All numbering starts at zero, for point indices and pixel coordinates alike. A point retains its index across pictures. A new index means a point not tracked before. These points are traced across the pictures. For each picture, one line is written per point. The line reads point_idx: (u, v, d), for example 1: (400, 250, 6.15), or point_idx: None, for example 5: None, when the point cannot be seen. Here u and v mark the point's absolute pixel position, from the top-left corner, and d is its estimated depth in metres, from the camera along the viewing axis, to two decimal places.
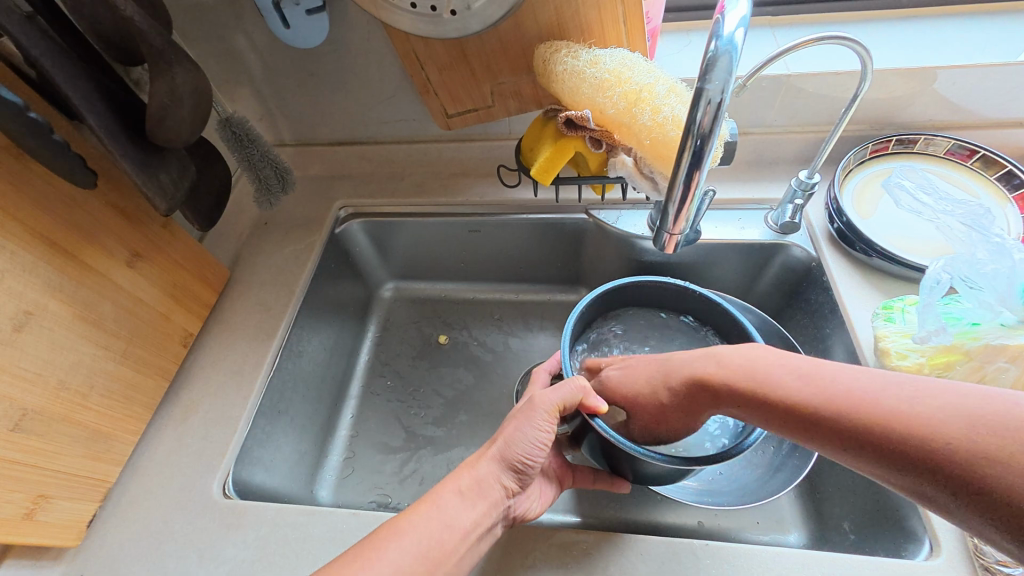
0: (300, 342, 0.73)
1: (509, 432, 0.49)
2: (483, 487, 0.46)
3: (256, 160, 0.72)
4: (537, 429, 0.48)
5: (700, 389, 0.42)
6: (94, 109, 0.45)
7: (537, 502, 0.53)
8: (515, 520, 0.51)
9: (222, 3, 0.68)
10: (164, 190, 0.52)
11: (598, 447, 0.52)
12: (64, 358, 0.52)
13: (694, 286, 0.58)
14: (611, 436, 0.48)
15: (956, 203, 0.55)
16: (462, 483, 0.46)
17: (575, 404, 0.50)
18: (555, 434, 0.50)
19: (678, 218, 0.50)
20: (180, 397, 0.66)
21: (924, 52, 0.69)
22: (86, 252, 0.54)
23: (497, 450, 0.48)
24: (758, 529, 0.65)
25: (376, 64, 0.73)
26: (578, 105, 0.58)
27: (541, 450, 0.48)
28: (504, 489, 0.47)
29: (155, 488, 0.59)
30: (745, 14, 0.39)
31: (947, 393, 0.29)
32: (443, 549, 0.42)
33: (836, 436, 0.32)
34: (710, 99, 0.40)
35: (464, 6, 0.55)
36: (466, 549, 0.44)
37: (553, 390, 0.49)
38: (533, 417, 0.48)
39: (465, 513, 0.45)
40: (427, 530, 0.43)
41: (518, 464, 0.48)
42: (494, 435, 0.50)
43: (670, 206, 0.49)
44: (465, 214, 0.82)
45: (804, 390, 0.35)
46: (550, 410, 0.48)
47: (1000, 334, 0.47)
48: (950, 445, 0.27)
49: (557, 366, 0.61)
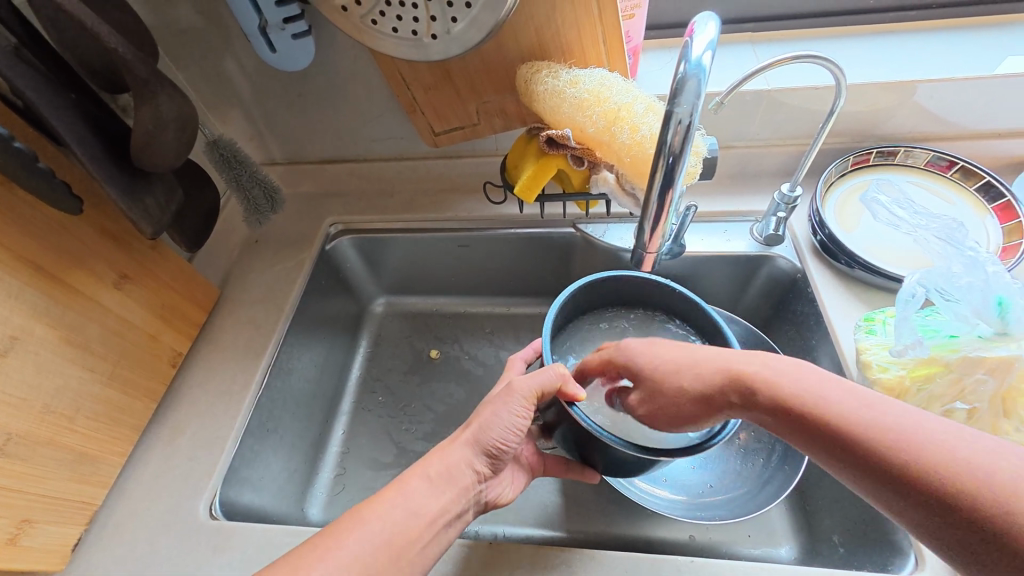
0: (290, 360, 0.74)
1: (484, 417, 0.48)
2: (453, 474, 0.46)
3: (245, 181, 0.73)
4: (513, 415, 0.47)
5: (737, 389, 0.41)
6: (77, 135, 0.45)
7: (510, 488, 0.53)
8: (489, 506, 0.51)
9: (210, 28, 0.69)
10: (150, 214, 0.52)
11: (571, 439, 0.49)
12: (50, 382, 0.52)
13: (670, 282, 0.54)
14: (589, 425, 0.45)
15: (932, 217, 0.53)
16: (432, 468, 0.46)
17: (553, 391, 0.47)
18: (531, 418, 0.48)
19: (654, 234, 0.50)
20: (168, 418, 0.66)
21: (901, 66, 0.71)
22: (74, 275, 0.54)
23: (471, 433, 0.48)
24: (750, 543, 0.65)
25: (364, 84, 0.74)
26: (560, 124, 0.58)
27: (515, 435, 0.48)
28: (475, 473, 0.47)
29: (143, 508, 0.59)
30: (713, 38, 0.39)
31: (988, 451, 0.32)
32: (407, 548, 0.42)
33: (873, 471, 0.34)
34: (681, 120, 0.40)
35: (444, 29, 0.53)
36: (433, 540, 0.44)
37: (530, 375, 0.47)
38: (508, 400, 0.47)
39: (432, 500, 0.44)
40: (392, 517, 0.42)
41: (492, 449, 0.47)
42: (468, 419, 0.50)
43: (645, 220, 0.49)
44: (453, 229, 0.83)
45: (845, 429, 0.35)
46: (528, 396, 0.46)
47: (978, 346, 0.47)
48: (998, 503, 0.30)
49: (532, 355, 0.60)
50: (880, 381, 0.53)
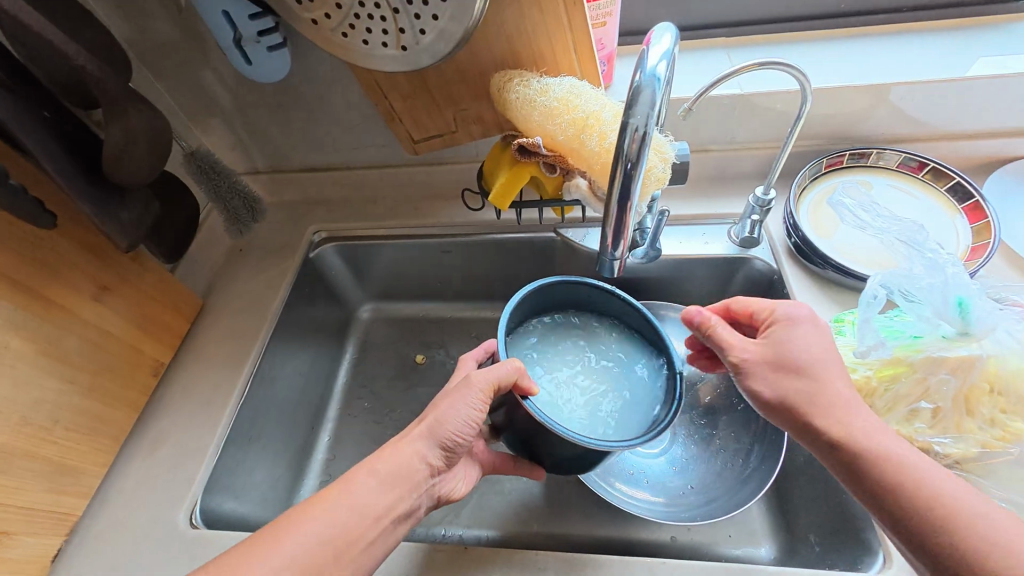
0: (273, 368, 0.74)
1: (441, 410, 0.47)
2: (406, 470, 0.45)
3: (224, 191, 0.76)
4: (469, 408, 0.47)
5: (835, 410, 0.44)
6: (48, 152, 0.46)
7: (462, 483, 0.54)
8: (442, 501, 0.51)
9: (188, 41, 0.70)
10: (124, 228, 0.53)
11: (521, 434, 0.50)
12: (27, 395, 0.53)
13: (616, 290, 0.57)
14: (543, 417, 0.46)
15: (894, 220, 0.55)
16: (383, 464, 0.45)
17: (510, 385, 0.47)
18: (486, 411, 0.48)
19: (620, 240, 0.48)
20: (150, 428, 0.67)
21: (874, 69, 0.72)
22: (52, 289, 0.55)
23: (426, 427, 0.47)
24: (731, 543, 0.65)
25: (343, 94, 0.75)
26: (531, 132, 0.59)
27: (471, 427, 0.48)
28: (429, 467, 0.47)
29: (123, 517, 0.60)
30: (668, 49, 0.40)
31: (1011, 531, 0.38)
32: (352, 545, 0.42)
33: (907, 512, 0.40)
34: (636, 128, 0.40)
35: (414, 41, 0.54)
36: (380, 537, 0.43)
37: (488, 369, 0.47)
38: (465, 392, 0.47)
39: (380, 498, 0.43)
40: (337, 515, 0.42)
41: (447, 443, 0.47)
42: (424, 412, 0.49)
43: (608, 229, 0.47)
44: (435, 236, 0.83)
45: (894, 445, 0.42)
46: (485, 389, 0.46)
47: (942, 346, 0.48)
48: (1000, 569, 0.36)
49: (483, 355, 0.59)
50: (849, 382, 0.53)
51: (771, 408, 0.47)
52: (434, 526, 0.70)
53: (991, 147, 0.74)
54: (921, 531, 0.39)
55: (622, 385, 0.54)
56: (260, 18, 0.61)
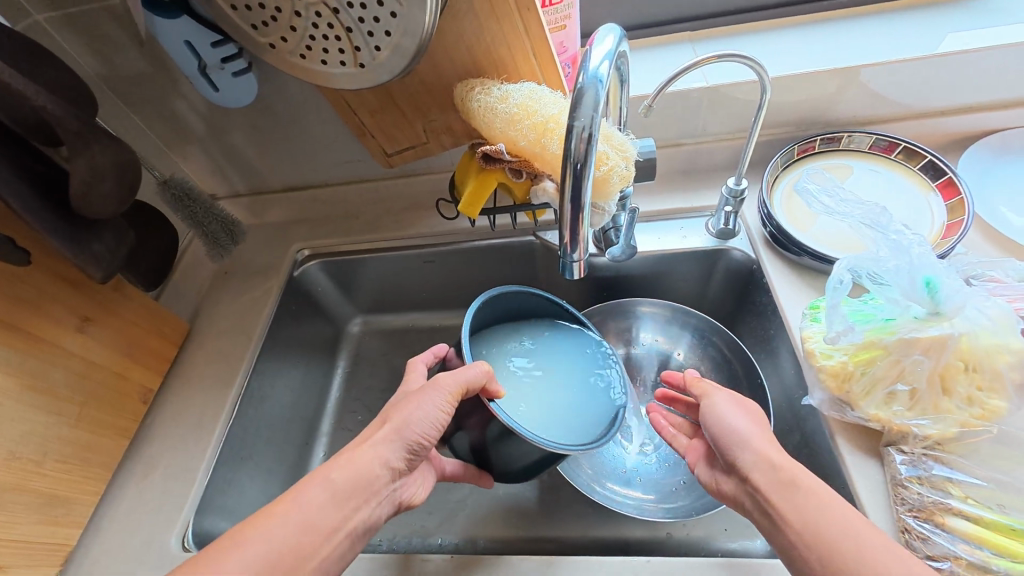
0: (262, 387, 0.75)
1: (407, 412, 0.48)
2: (366, 477, 0.46)
3: (201, 217, 0.78)
4: (437, 410, 0.48)
5: (754, 435, 0.47)
6: (15, 192, 0.48)
7: (423, 488, 0.54)
8: (402, 507, 0.51)
9: (159, 72, 0.71)
10: (98, 259, 0.54)
11: (478, 441, 0.51)
12: (14, 429, 0.53)
13: (563, 303, 0.61)
14: (508, 420, 0.46)
15: (857, 204, 0.55)
16: (340, 475, 0.45)
17: (478, 389, 0.48)
18: (453, 413, 0.50)
19: (577, 239, 0.46)
20: (141, 454, 0.67)
21: (840, 52, 0.71)
22: (33, 323, 0.56)
23: (393, 429, 0.48)
24: (727, 537, 0.65)
25: (314, 113, 0.76)
26: (495, 139, 0.60)
27: (437, 428, 0.49)
28: (391, 472, 0.48)
29: (118, 544, 0.60)
30: (611, 49, 0.41)
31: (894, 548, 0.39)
32: (306, 558, 0.42)
33: (800, 523, 0.41)
34: (581, 129, 0.40)
35: (371, 57, 0.55)
36: (334, 551, 0.43)
37: (458, 371, 0.48)
38: (433, 393, 0.48)
39: (333, 512, 0.44)
40: (282, 534, 0.41)
41: (415, 444, 0.48)
42: (387, 416, 0.50)
43: (563, 232, 0.46)
44: (418, 246, 0.84)
45: (796, 464, 0.44)
46: (454, 391, 0.47)
47: (914, 327, 0.48)
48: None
49: (432, 360, 0.61)
50: (824, 368, 0.53)
51: (724, 434, 0.48)
52: (430, 536, 0.70)
53: (966, 122, 0.73)
54: (833, 539, 0.40)
55: (536, 410, 0.53)
56: (223, 45, 0.62)
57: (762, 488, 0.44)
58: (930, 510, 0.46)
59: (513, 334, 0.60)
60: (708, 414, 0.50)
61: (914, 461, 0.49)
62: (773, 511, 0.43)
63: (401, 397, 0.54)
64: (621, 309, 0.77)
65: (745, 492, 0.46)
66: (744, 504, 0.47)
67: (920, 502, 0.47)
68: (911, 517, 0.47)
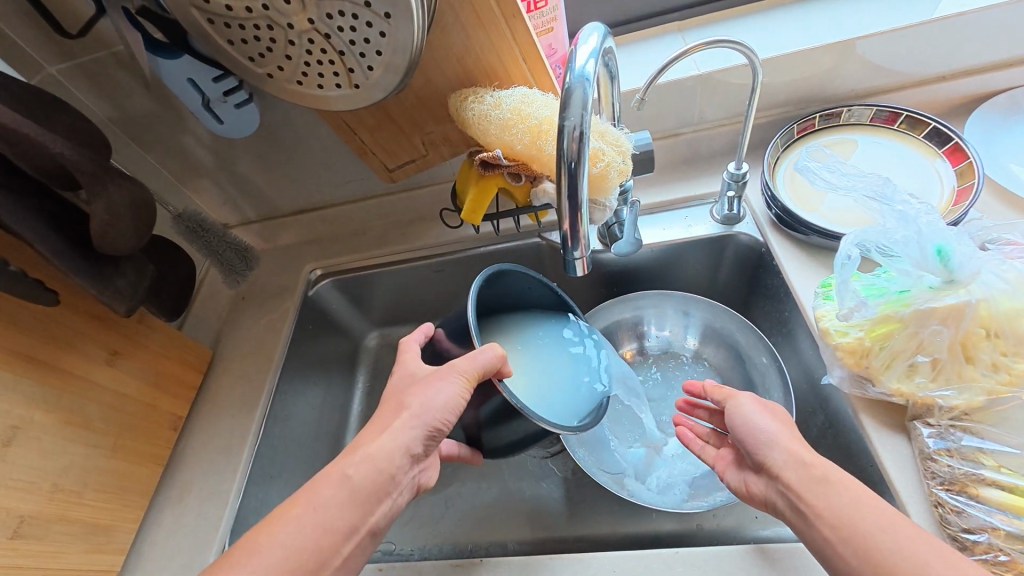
0: (285, 407, 0.77)
1: (425, 397, 0.49)
2: (385, 479, 0.47)
3: (217, 246, 0.83)
4: (451, 406, 0.49)
5: (782, 437, 0.47)
6: (40, 235, 0.50)
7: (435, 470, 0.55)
8: (420, 490, 0.53)
9: (165, 111, 0.74)
10: (121, 295, 0.57)
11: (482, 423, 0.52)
12: (55, 463, 0.56)
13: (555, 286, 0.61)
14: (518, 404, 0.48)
15: (858, 176, 0.54)
16: (358, 483, 0.46)
17: (491, 372, 0.49)
18: (468, 398, 0.50)
19: (578, 236, 0.46)
20: (175, 480, 0.70)
21: (833, 27, 0.71)
22: (64, 359, 0.58)
23: (413, 416, 0.49)
24: (759, 524, 0.64)
25: (316, 136, 0.78)
26: (491, 146, 0.61)
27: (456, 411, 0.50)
28: (407, 470, 0.49)
29: (159, 568, 0.62)
30: (595, 48, 0.42)
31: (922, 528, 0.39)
32: (327, 562, 0.43)
33: (830, 518, 0.41)
34: (572, 128, 0.41)
35: (364, 77, 0.56)
36: (354, 551, 0.45)
37: (474, 355, 0.49)
38: (449, 377, 0.49)
39: (351, 517, 0.45)
40: (307, 544, 0.43)
41: (435, 427, 0.49)
42: (402, 402, 0.50)
43: (564, 229, 0.46)
44: (425, 257, 0.85)
45: (821, 461, 0.44)
46: (472, 374, 0.48)
47: (929, 297, 0.47)
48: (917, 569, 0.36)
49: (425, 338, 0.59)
50: (841, 346, 0.52)
51: (751, 434, 0.48)
52: (460, 543, 0.71)
53: (970, 85, 0.72)
54: (866, 528, 0.39)
55: (531, 375, 0.56)
56: (224, 79, 0.64)
57: (793, 485, 0.44)
58: (961, 482, 0.45)
59: (515, 324, 0.60)
60: (734, 414, 0.50)
61: (941, 433, 0.48)
62: (805, 507, 0.43)
63: (407, 382, 0.53)
64: (627, 300, 0.77)
65: (776, 491, 0.46)
66: (773, 501, 0.46)
67: (950, 475, 0.46)
68: (943, 491, 0.46)
